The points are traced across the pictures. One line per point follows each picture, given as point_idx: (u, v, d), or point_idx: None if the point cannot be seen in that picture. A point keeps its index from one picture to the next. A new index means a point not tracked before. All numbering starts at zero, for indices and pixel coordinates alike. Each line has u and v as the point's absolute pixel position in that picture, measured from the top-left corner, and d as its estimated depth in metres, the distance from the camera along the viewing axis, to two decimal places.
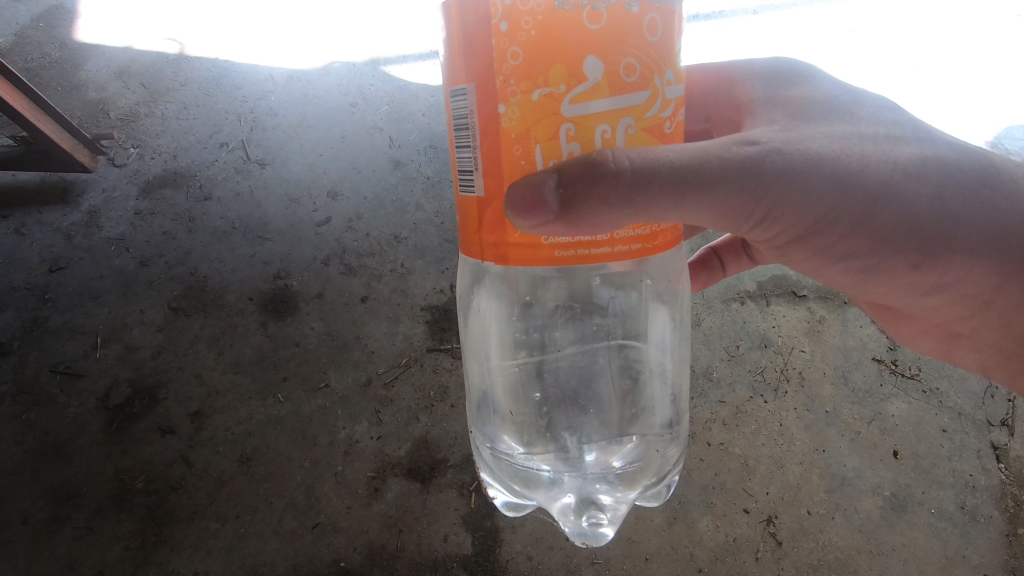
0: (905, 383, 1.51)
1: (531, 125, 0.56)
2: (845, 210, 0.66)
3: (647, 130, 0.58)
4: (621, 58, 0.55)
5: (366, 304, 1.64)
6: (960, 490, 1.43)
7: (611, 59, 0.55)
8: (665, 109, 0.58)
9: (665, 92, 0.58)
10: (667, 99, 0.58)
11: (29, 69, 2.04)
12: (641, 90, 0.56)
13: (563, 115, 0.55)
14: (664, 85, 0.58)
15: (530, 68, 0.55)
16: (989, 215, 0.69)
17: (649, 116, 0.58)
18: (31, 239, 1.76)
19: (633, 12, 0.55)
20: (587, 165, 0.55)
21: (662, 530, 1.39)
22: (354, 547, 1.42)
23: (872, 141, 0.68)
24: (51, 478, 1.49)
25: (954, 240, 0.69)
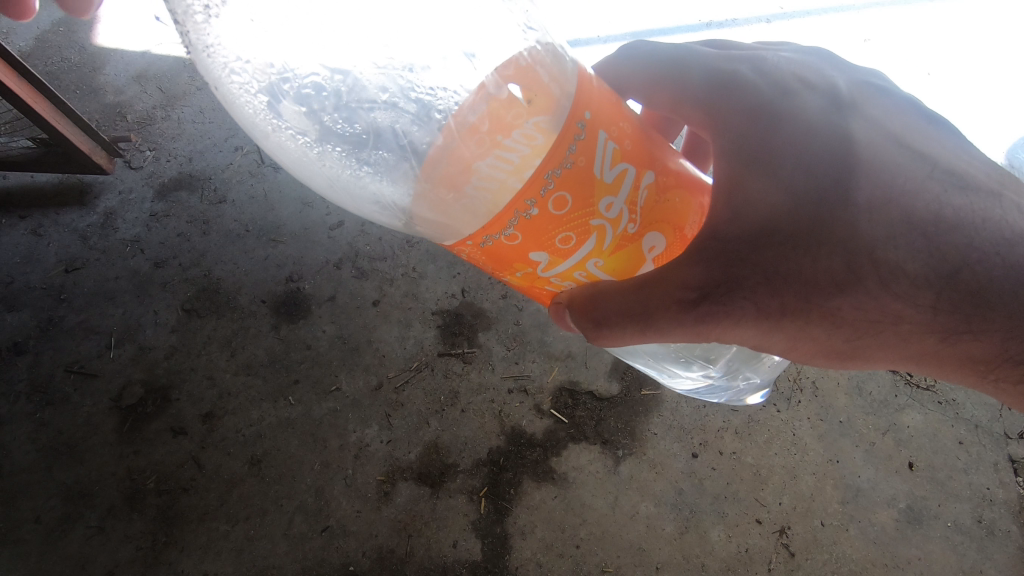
0: (921, 394, 1.50)
1: (532, 282, 0.69)
2: (782, 325, 0.75)
3: (609, 251, 0.66)
4: (555, 237, 0.61)
5: (377, 308, 1.65)
6: (977, 503, 1.41)
7: (547, 242, 0.61)
8: (610, 228, 0.63)
9: (612, 217, 0.62)
10: (608, 221, 0.62)
11: (48, 72, 2.07)
12: (585, 236, 0.62)
13: (546, 276, 0.67)
14: (606, 215, 0.62)
15: (502, 266, 0.65)
16: (914, 336, 0.75)
17: (614, 239, 0.65)
18: (48, 240, 1.79)
19: (538, 205, 0.58)
20: (578, 315, 0.73)
21: (673, 539, 1.38)
22: (363, 551, 1.40)
23: (810, 282, 0.72)
24: (64, 477, 1.50)
25: (877, 352, 0.79)
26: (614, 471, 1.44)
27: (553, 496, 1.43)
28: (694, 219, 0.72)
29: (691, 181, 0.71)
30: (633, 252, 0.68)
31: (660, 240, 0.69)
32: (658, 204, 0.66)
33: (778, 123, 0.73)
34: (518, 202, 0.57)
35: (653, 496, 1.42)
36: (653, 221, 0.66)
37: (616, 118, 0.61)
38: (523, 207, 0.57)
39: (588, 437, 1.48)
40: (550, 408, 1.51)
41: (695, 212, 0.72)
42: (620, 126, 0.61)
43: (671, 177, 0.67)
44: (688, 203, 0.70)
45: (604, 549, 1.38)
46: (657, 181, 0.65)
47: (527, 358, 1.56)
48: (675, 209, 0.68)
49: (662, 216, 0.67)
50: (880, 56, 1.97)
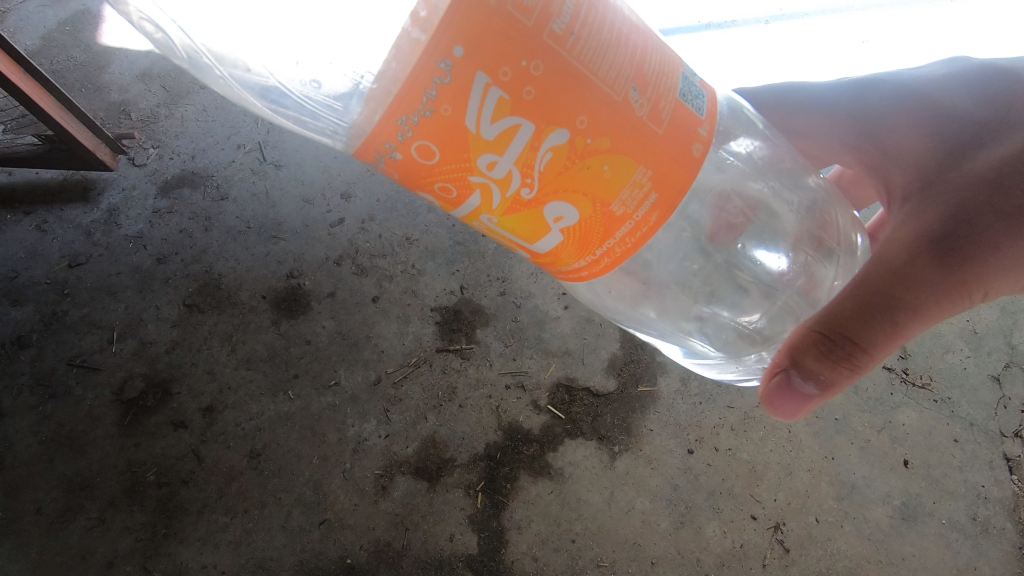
0: (916, 392, 1.51)
1: None
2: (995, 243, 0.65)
3: (508, 214, 0.53)
4: (432, 185, 0.51)
5: (376, 304, 1.66)
6: (972, 501, 1.41)
7: (425, 187, 0.52)
8: (504, 189, 0.51)
9: (497, 176, 0.50)
10: (495, 181, 0.50)
11: (54, 71, 2.10)
12: (470, 193, 0.51)
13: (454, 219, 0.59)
14: (489, 174, 0.50)
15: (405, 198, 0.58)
16: None
17: (504, 201, 0.52)
18: (52, 236, 1.81)
19: (396, 151, 0.48)
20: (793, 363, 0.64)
21: (667, 534, 1.39)
22: (361, 544, 1.41)
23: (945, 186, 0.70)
24: (65, 469, 1.52)
25: None
26: (610, 467, 1.45)
27: (549, 491, 1.44)
28: (632, 195, 0.52)
29: (641, 130, 0.50)
30: (536, 219, 0.54)
31: (570, 213, 0.53)
32: (568, 170, 0.50)
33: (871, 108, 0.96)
34: (371, 140, 0.47)
35: (647, 491, 1.42)
36: (563, 187, 0.51)
37: (511, 49, 0.45)
38: (376, 147, 0.47)
39: (585, 433, 1.48)
40: (547, 404, 1.52)
41: (633, 183, 0.51)
42: (520, 62, 0.45)
43: (600, 127, 0.49)
44: (629, 166, 0.51)
45: (600, 543, 1.39)
46: (571, 141, 0.49)
47: (524, 354, 1.57)
48: (600, 179, 0.51)
49: (578, 185, 0.51)
50: (877, 58, 1.97)
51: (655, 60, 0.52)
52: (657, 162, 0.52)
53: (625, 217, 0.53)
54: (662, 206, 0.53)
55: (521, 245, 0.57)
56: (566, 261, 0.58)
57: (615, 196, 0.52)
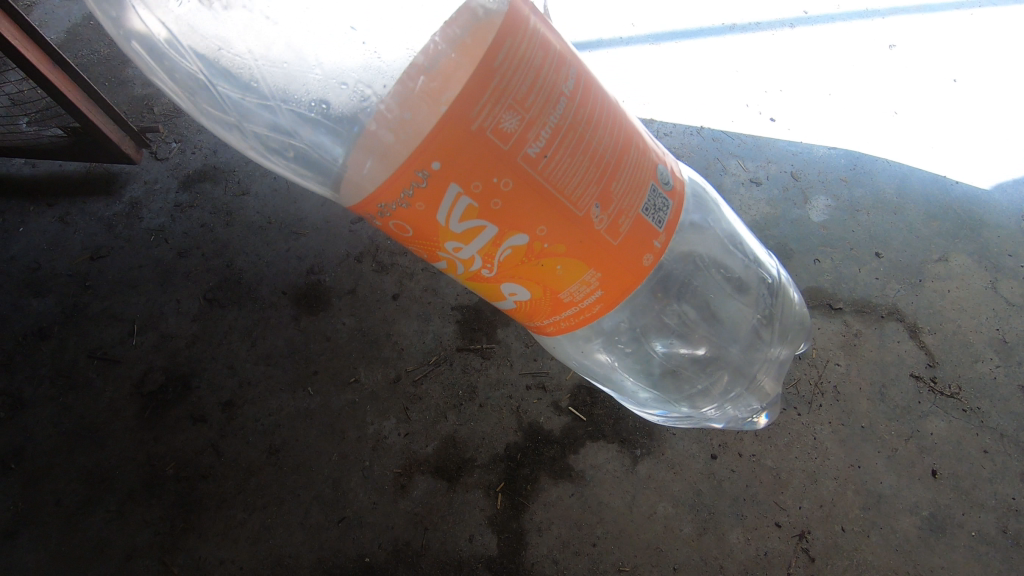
0: (944, 401, 1.48)
1: None
2: None
3: (467, 279, 0.69)
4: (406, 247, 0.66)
5: (397, 301, 1.65)
6: (1003, 513, 1.38)
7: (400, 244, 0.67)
8: (463, 264, 0.66)
9: (462, 259, 0.65)
10: (456, 259, 0.65)
11: (79, 65, 2.12)
12: (435, 261, 0.66)
13: None
14: (454, 256, 0.64)
15: None
16: None
17: (466, 273, 0.67)
18: (75, 228, 1.81)
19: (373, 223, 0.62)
20: None
21: (690, 540, 1.37)
22: (379, 543, 1.40)
23: None
24: (85, 461, 1.52)
25: None
26: (632, 470, 1.43)
27: (570, 494, 1.42)
28: (578, 289, 0.69)
29: (593, 241, 0.65)
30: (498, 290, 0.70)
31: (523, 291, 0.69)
32: (524, 264, 0.66)
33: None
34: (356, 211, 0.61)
35: (670, 496, 1.41)
36: (519, 273, 0.67)
37: (482, 176, 0.57)
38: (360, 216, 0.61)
39: (606, 436, 1.47)
40: (568, 405, 1.50)
41: (580, 282, 0.68)
42: (489, 189, 0.58)
43: (551, 239, 0.64)
44: (576, 267, 0.67)
45: (621, 548, 1.37)
46: (528, 245, 0.64)
47: (546, 355, 1.56)
48: (550, 274, 0.67)
49: (535, 276, 0.67)
50: (904, 63, 1.94)
51: (617, 184, 0.66)
52: (601, 265, 0.67)
53: (570, 303, 0.70)
54: (602, 300, 0.70)
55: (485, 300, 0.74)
56: (518, 317, 0.76)
57: (563, 286, 0.68)
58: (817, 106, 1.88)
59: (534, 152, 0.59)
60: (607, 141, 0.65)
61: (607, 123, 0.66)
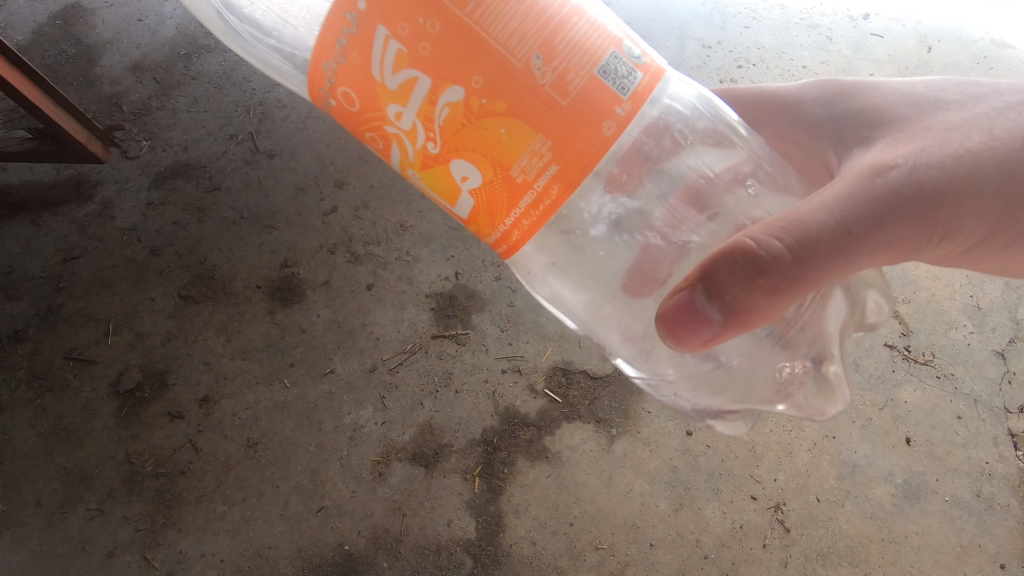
0: (918, 368, 1.49)
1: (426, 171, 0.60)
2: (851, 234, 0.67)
3: (428, 163, 0.59)
4: (337, 95, 0.56)
5: (371, 291, 1.65)
6: (976, 478, 1.39)
7: (367, 123, 0.58)
8: (416, 139, 0.57)
9: (406, 127, 0.57)
10: (407, 130, 0.57)
11: (46, 65, 2.09)
12: (391, 142, 0.59)
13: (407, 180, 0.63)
14: (398, 125, 0.57)
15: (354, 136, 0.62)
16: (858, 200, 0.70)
17: (415, 154, 0.59)
18: (47, 230, 1.80)
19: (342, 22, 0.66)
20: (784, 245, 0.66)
21: (667, 516, 1.38)
22: (359, 530, 1.41)
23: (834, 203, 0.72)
24: (64, 461, 1.52)
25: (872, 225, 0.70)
26: (608, 450, 1.44)
27: (547, 475, 1.43)
28: (530, 163, 0.56)
29: (533, 99, 0.54)
30: (444, 177, 0.59)
31: (474, 173, 0.58)
32: (466, 129, 0.56)
33: (862, 116, 0.88)
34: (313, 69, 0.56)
35: (647, 474, 1.41)
36: (461, 145, 0.56)
37: (409, 10, 0.52)
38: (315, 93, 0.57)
39: (582, 416, 1.47)
40: (544, 388, 1.51)
41: (529, 151, 0.55)
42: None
43: (498, 78, 0.53)
44: (546, 119, 0.55)
45: (598, 526, 1.38)
46: (465, 100, 0.54)
47: (520, 339, 1.56)
48: (497, 142, 0.56)
49: (474, 142, 0.56)
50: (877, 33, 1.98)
51: (565, 36, 0.54)
52: (552, 138, 0.55)
53: (525, 185, 0.57)
54: (559, 176, 0.56)
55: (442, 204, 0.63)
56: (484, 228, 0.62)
57: (511, 157, 0.56)
58: (791, 79, 1.88)
59: None
60: None
61: None
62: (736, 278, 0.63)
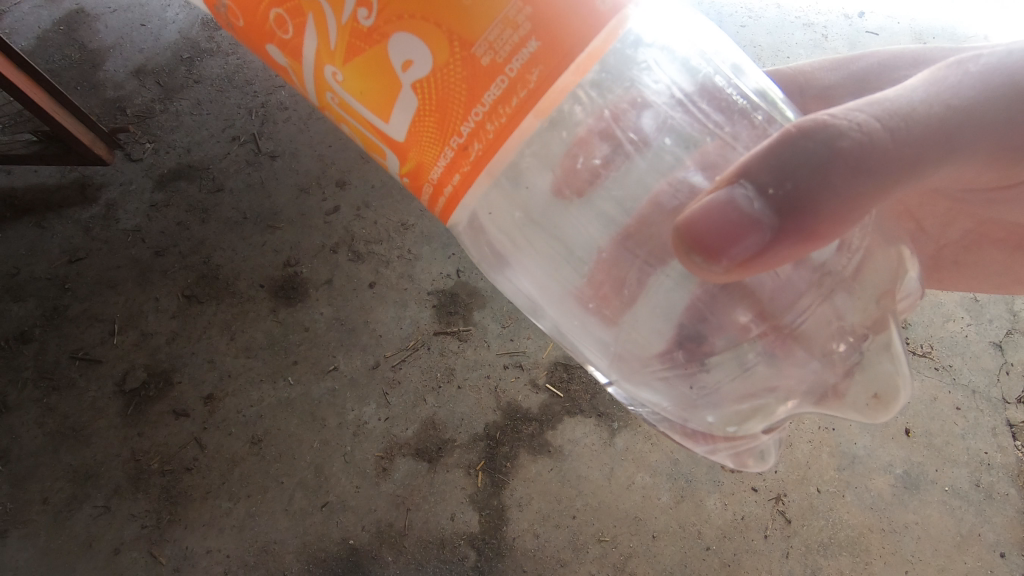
0: (916, 360, 1.50)
1: (357, 65, 0.49)
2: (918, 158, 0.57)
3: (360, 41, 0.48)
4: None
5: (373, 289, 1.66)
6: (975, 468, 1.41)
7: None
8: (348, 10, 0.48)
9: None
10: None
11: (50, 70, 2.11)
12: (314, 15, 0.49)
13: (331, 92, 0.52)
14: None
15: (262, 27, 0.52)
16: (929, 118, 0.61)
17: (342, 34, 0.49)
18: (52, 232, 1.82)
19: None
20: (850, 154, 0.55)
21: (668, 509, 1.39)
22: (363, 525, 1.42)
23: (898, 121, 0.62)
24: (71, 460, 1.53)
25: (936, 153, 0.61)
26: (610, 443, 1.45)
27: (549, 469, 1.44)
28: (498, 35, 0.47)
29: None
30: (382, 65, 0.49)
31: (421, 52, 0.48)
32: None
33: None
34: None
35: (648, 467, 1.42)
36: (405, 10, 0.47)
37: None
38: None
39: (583, 411, 1.48)
40: (545, 382, 1.52)
41: (496, 20, 0.46)
42: None
43: None
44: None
45: (600, 519, 1.39)
46: None
47: (522, 335, 1.57)
48: (451, 5, 0.46)
49: (424, 6, 0.47)
50: (872, 31, 2.00)
51: None
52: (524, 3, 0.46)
53: (490, 66, 0.47)
54: (540, 57, 0.47)
55: (376, 120, 0.52)
56: (429, 141, 0.50)
57: (471, 27, 0.47)
58: None
59: None
60: None
61: None
62: (794, 167, 0.52)
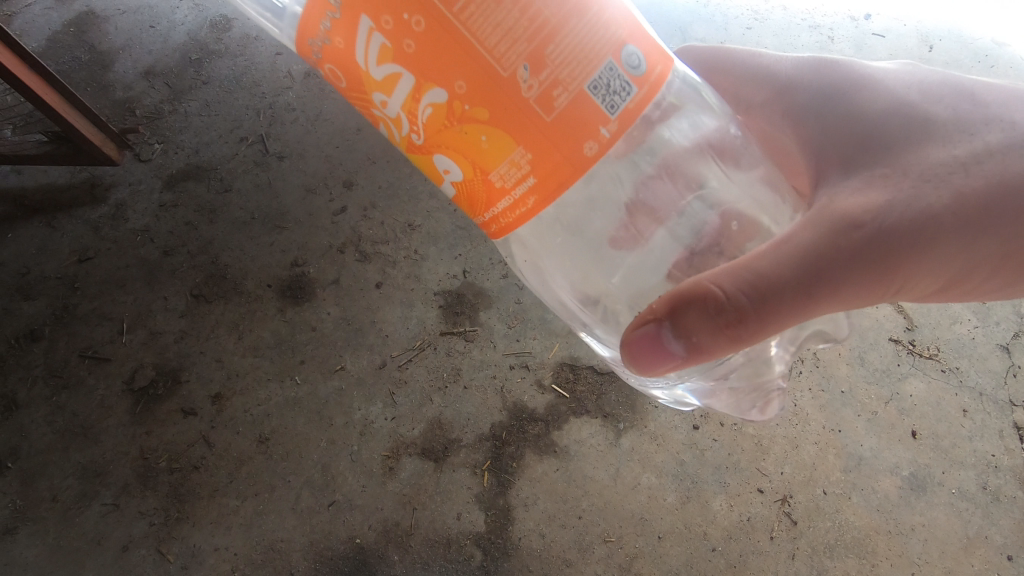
0: (923, 362, 1.50)
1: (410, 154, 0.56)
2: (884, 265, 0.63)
3: (411, 148, 0.55)
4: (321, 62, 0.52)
5: (380, 289, 1.67)
6: (982, 470, 1.41)
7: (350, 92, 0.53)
8: (399, 125, 0.53)
9: (391, 114, 0.53)
10: (392, 117, 0.53)
11: (60, 71, 2.13)
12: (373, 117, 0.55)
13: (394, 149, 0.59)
14: (384, 110, 0.53)
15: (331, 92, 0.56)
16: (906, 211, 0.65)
17: (400, 139, 0.55)
18: (62, 231, 1.83)
19: None
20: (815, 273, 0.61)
21: (674, 509, 1.39)
22: (370, 524, 1.43)
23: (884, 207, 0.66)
24: (80, 457, 1.55)
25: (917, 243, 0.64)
26: (616, 443, 1.45)
27: (555, 469, 1.44)
28: (509, 170, 0.52)
29: (519, 114, 0.50)
30: (428, 166, 0.56)
31: (455, 168, 0.54)
32: (448, 129, 0.52)
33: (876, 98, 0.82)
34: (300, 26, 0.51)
35: (654, 467, 1.43)
36: (442, 138, 0.52)
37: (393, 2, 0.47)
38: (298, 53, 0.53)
39: (589, 411, 1.49)
40: (551, 383, 1.52)
41: (507, 160, 0.51)
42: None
43: (482, 82, 0.49)
44: (529, 133, 0.50)
45: (606, 519, 1.39)
46: (449, 103, 0.50)
47: (528, 335, 1.58)
48: (478, 143, 0.51)
49: (455, 140, 0.52)
50: (878, 33, 2.00)
51: (557, 45, 0.49)
52: (534, 144, 0.50)
53: (503, 190, 0.53)
54: (537, 189, 0.52)
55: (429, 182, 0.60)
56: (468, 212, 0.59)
57: (488, 162, 0.52)
58: None
59: None
60: None
61: None
62: (755, 296, 0.59)
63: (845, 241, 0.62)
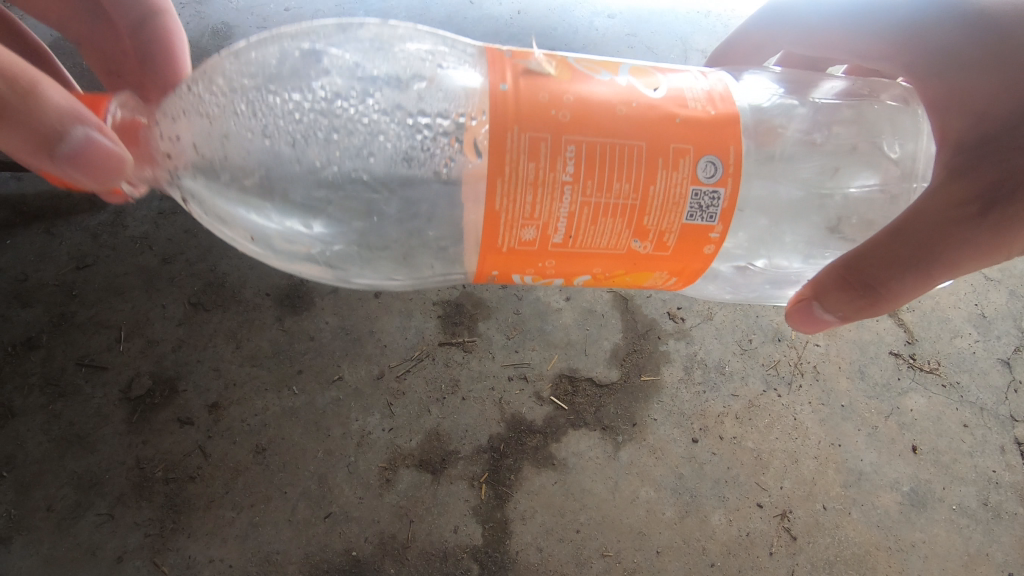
0: (924, 376, 1.49)
1: None
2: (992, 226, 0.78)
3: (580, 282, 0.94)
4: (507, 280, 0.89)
5: (378, 299, 1.66)
6: (982, 486, 1.40)
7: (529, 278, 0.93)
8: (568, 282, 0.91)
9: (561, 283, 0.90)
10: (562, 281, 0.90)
11: None
12: None
13: None
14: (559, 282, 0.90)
15: None
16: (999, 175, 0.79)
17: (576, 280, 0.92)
18: (61, 239, 1.81)
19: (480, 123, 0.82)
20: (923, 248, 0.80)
21: (673, 524, 1.38)
22: (366, 536, 1.42)
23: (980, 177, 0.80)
24: (75, 466, 1.54)
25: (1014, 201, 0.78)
26: (614, 457, 1.44)
27: (553, 481, 1.43)
28: (654, 278, 0.90)
29: (647, 261, 0.85)
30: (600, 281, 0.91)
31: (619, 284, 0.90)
32: (609, 277, 0.89)
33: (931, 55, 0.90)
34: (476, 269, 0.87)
35: (653, 481, 1.42)
36: (604, 280, 0.90)
37: (534, 260, 0.83)
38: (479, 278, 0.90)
39: (588, 424, 1.48)
40: (550, 395, 1.52)
41: (653, 276, 0.88)
42: (550, 245, 0.82)
43: (616, 259, 0.84)
44: (660, 262, 0.85)
45: (604, 533, 1.38)
46: (595, 276, 0.88)
47: (527, 346, 1.57)
48: (629, 276, 0.88)
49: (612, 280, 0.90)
50: None
51: (649, 215, 0.80)
52: (667, 268, 0.86)
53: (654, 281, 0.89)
54: (678, 275, 0.87)
55: None
56: None
57: (636, 282, 0.90)
58: None
59: (572, 173, 0.77)
60: (635, 116, 0.78)
61: (632, 94, 0.80)
62: (877, 270, 0.82)
63: (961, 213, 0.79)
